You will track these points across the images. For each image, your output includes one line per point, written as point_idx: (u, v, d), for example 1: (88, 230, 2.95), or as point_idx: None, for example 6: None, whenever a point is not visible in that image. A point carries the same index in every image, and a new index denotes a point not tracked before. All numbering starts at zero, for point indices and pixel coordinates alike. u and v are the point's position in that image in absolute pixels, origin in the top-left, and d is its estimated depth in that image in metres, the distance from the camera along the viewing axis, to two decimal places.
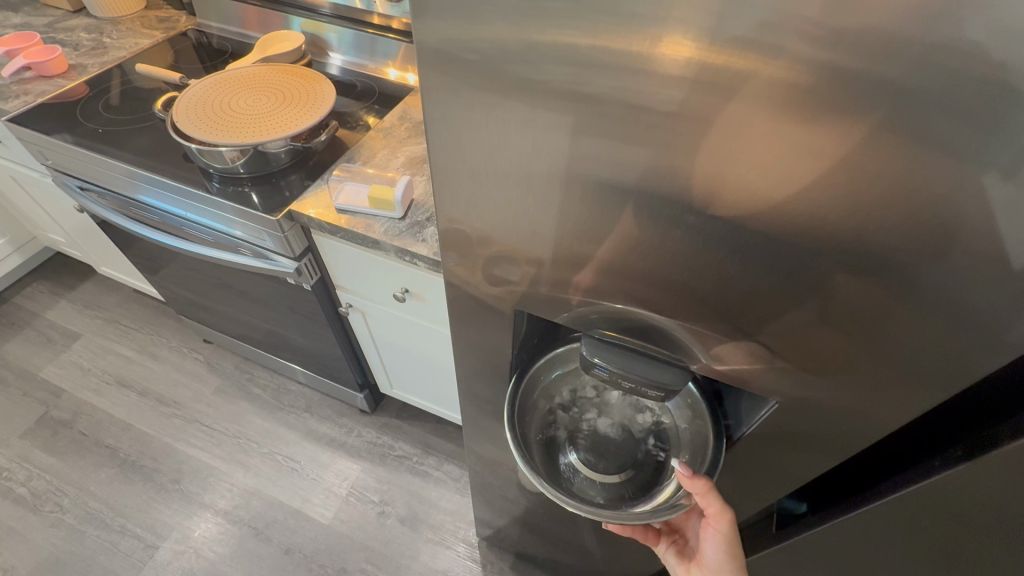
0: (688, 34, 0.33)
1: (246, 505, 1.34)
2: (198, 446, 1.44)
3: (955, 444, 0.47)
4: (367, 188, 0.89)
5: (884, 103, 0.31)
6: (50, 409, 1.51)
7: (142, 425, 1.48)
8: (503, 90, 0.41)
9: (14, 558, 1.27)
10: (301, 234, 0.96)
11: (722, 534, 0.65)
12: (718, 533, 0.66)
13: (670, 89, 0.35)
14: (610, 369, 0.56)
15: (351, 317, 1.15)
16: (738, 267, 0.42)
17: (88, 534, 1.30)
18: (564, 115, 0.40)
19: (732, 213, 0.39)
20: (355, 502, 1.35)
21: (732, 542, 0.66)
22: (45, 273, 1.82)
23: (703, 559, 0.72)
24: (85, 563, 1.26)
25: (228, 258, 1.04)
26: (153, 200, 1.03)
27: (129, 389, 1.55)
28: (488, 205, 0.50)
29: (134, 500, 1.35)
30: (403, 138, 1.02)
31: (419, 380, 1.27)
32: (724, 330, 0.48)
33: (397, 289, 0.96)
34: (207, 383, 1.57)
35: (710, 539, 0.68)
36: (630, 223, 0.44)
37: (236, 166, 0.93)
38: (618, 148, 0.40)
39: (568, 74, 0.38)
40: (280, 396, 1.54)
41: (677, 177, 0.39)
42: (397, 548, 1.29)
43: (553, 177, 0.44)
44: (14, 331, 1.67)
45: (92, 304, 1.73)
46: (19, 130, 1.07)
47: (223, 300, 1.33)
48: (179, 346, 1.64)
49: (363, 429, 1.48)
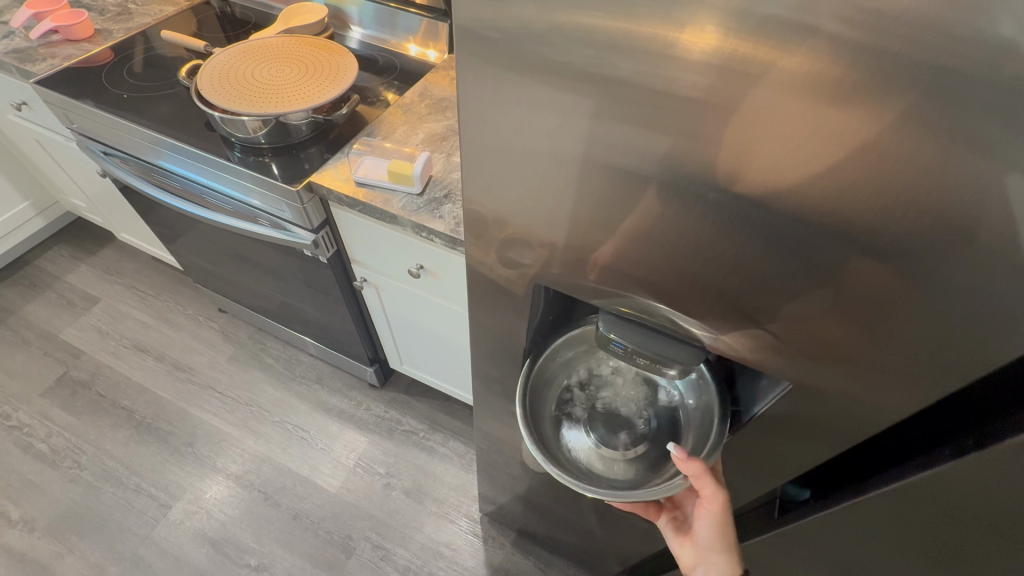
0: (714, 20, 0.33)
1: (257, 470, 1.38)
2: (212, 411, 1.48)
3: (965, 433, 0.48)
4: (387, 162, 0.90)
5: (916, 88, 0.30)
6: (69, 369, 1.55)
7: (158, 389, 1.52)
8: (529, 68, 0.41)
9: (33, 510, 1.32)
10: (320, 206, 0.97)
11: (715, 516, 0.67)
12: (714, 514, 0.67)
13: (694, 75, 0.35)
14: (626, 344, 0.57)
15: (364, 292, 1.17)
16: (759, 248, 0.42)
17: (103, 492, 1.35)
18: (589, 96, 0.40)
19: (755, 193, 0.39)
20: (362, 473, 1.38)
21: (724, 522, 0.68)
22: (66, 237, 1.85)
23: (697, 534, 0.73)
24: (101, 518, 1.31)
25: (246, 229, 1.05)
26: (174, 166, 1.04)
27: (146, 354, 1.58)
28: (508, 186, 0.51)
29: (148, 462, 1.39)
30: (423, 115, 1.02)
31: (430, 358, 1.29)
32: (741, 311, 0.48)
33: (412, 266, 0.98)
34: (221, 351, 1.60)
35: (702, 516, 0.70)
36: (648, 206, 0.45)
37: (258, 136, 0.95)
38: (638, 133, 0.40)
39: (590, 56, 0.38)
40: (292, 366, 1.57)
41: (701, 159, 0.39)
42: (402, 519, 1.32)
43: (571, 160, 0.45)
44: (35, 292, 1.71)
45: (112, 270, 1.77)
46: (46, 94, 1.08)
47: (240, 271, 1.35)
48: (194, 314, 1.67)
49: (372, 403, 1.51)
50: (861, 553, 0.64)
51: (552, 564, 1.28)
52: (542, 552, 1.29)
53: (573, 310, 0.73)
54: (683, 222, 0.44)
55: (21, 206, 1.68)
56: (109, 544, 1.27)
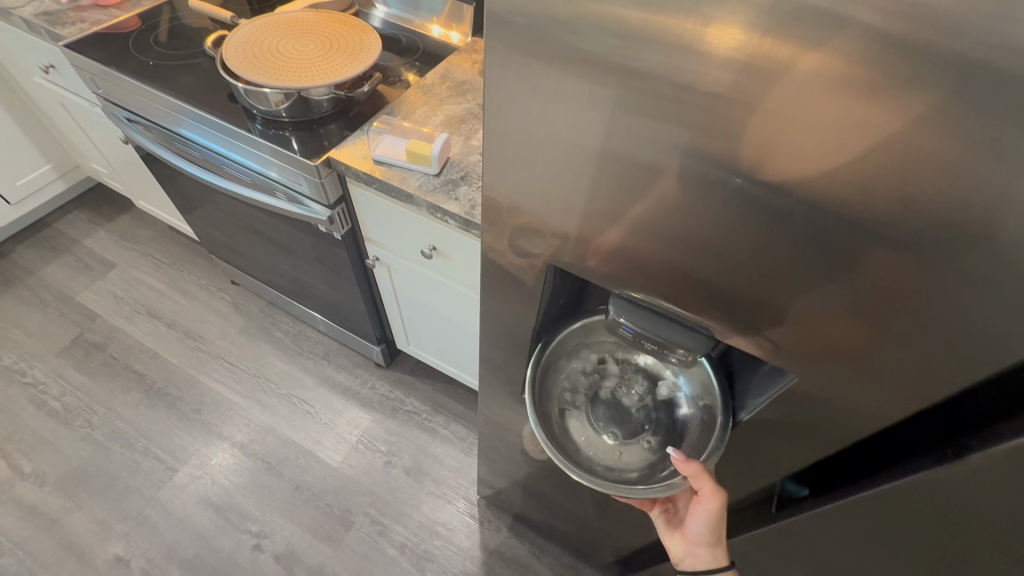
0: (738, 16, 0.33)
1: (262, 440, 1.41)
2: (221, 380, 1.51)
3: (969, 434, 0.47)
4: (405, 142, 0.90)
5: (943, 87, 0.30)
6: (84, 331, 1.58)
7: (169, 355, 1.55)
8: (552, 56, 0.41)
9: (45, 465, 1.36)
10: (337, 182, 0.97)
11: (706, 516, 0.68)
12: (705, 513, 0.68)
13: (717, 71, 0.36)
14: (635, 329, 0.58)
15: (376, 271, 1.18)
16: (775, 239, 0.42)
17: (113, 452, 1.38)
18: (612, 85, 0.40)
19: (772, 187, 0.39)
20: (364, 449, 1.40)
21: (715, 523, 0.69)
22: (86, 202, 1.88)
23: (689, 528, 0.74)
24: (109, 477, 1.34)
25: (263, 201, 1.06)
26: (195, 135, 1.06)
27: (159, 320, 1.61)
28: (523, 173, 0.51)
29: (157, 426, 1.42)
30: (443, 97, 1.02)
31: (437, 341, 1.30)
32: (753, 299, 0.47)
33: (425, 246, 0.98)
34: (232, 322, 1.62)
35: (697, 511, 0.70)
36: (664, 199, 0.45)
37: (279, 109, 0.95)
38: (656, 126, 0.41)
39: (614, 46, 0.38)
40: (300, 341, 1.59)
41: (722, 150, 0.39)
42: (400, 497, 1.34)
43: (588, 150, 0.45)
44: (54, 254, 1.74)
45: (129, 236, 1.79)
46: (74, 57, 1.10)
47: (254, 244, 1.36)
48: (207, 285, 1.70)
49: (377, 381, 1.53)
50: (852, 553, 0.64)
51: (546, 551, 1.29)
52: (537, 538, 1.31)
53: (586, 293, 0.72)
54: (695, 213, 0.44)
55: (44, 169, 1.70)
56: (116, 503, 1.31)
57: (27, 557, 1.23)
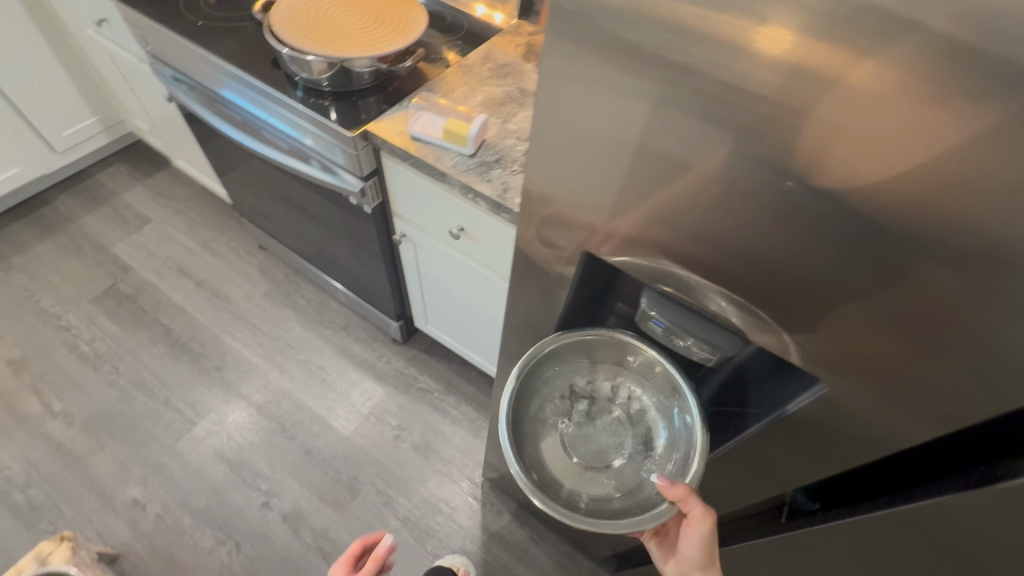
0: (794, 19, 0.32)
1: (278, 402, 1.44)
2: (243, 341, 1.55)
3: (998, 465, 0.46)
4: (443, 120, 0.90)
5: (1015, 98, 0.29)
6: (117, 282, 1.63)
7: (196, 312, 1.59)
8: (597, 45, 0.40)
9: (74, 405, 1.41)
10: (372, 156, 0.98)
11: (703, 533, 0.66)
12: (702, 530, 0.66)
13: (767, 72, 0.35)
14: (666, 323, 0.57)
15: (401, 248, 1.19)
16: (819, 243, 0.41)
17: (136, 400, 1.43)
18: (660, 80, 0.39)
19: (820, 190, 0.38)
20: (375, 421, 1.43)
21: (710, 540, 0.68)
22: (127, 156, 1.93)
23: (683, 551, 0.72)
24: (132, 423, 1.40)
25: (298, 169, 1.08)
26: (237, 98, 1.07)
27: (188, 278, 1.66)
28: (557, 163, 0.51)
29: (180, 379, 1.47)
30: (483, 78, 1.01)
31: (456, 322, 1.31)
32: (787, 304, 0.46)
33: (454, 226, 0.98)
34: (258, 285, 1.66)
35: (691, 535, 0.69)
36: (698, 199, 0.44)
37: (321, 79, 0.96)
38: (697, 124, 0.40)
39: (661, 38, 0.37)
40: (321, 310, 1.62)
41: (768, 152, 0.38)
42: (407, 471, 1.36)
43: (624, 144, 0.45)
44: (94, 205, 1.80)
45: (165, 194, 1.84)
46: (129, 14, 1.12)
47: (285, 211, 1.39)
48: (237, 247, 1.73)
49: (393, 356, 1.55)
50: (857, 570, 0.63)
51: (545, 539, 1.30)
52: (537, 526, 1.32)
53: (612, 290, 0.68)
54: (737, 216, 0.43)
55: (89, 122, 1.75)
56: (137, 448, 1.36)
57: (52, 490, 1.29)
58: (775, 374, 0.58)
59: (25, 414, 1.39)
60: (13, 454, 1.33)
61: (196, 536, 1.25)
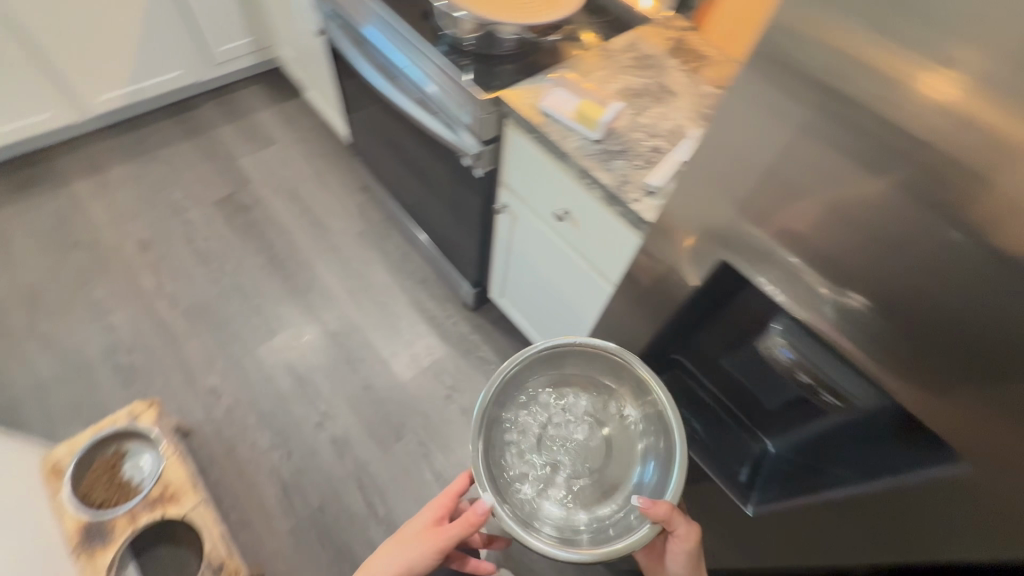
0: (972, 72, 0.32)
1: (349, 335, 1.53)
2: (330, 271, 1.65)
3: None
4: (576, 101, 0.89)
5: None
6: (236, 191, 1.79)
7: (296, 234, 1.71)
8: (758, 64, 0.43)
9: (180, 291, 1.58)
10: (496, 122, 0.99)
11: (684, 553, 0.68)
12: (685, 548, 0.68)
13: (937, 118, 0.34)
14: (794, 354, 0.57)
15: (497, 218, 1.21)
16: (965, 312, 0.38)
17: (232, 300, 1.57)
18: (817, 107, 0.40)
19: (966, 256, 0.36)
20: (431, 376, 1.48)
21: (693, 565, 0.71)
22: (268, 79, 2.08)
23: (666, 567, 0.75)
24: (223, 320, 1.54)
25: (423, 123, 1.11)
26: (383, 43, 1.12)
27: (296, 202, 1.78)
28: (690, 179, 0.54)
29: (271, 292, 1.60)
30: (624, 66, 0.98)
31: (531, 303, 1.32)
32: (942, 355, 0.41)
33: (559, 209, 0.98)
34: (354, 223, 1.75)
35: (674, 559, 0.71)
36: (824, 234, 0.44)
37: (467, 39, 0.98)
38: (839, 158, 0.40)
39: (826, 63, 0.39)
40: (405, 260, 1.69)
41: (921, 201, 0.37)
42: (449, 431, 1.40)
43: (756, 168, 0.47)
44: (232, 118, 1.96)
45: (293, 121, 1.97)
46: None
47: (396, 159, 1.44)
48: (343, 183, 1.84)
49: (460, 320, 1.59)
50: None
51: None
52: None
53: (730, 299, 0.61)
54: (871, 264, 0.42)
55: (245, 42, 1.90)
56: (224, 343, 1.50)
57: (150, 360, 1.45)
58: (892, 436, 0.50)
59: (142, 288, 1.57)
60: (126, 320, 1.51)
61: (256, 434, 1.37)
